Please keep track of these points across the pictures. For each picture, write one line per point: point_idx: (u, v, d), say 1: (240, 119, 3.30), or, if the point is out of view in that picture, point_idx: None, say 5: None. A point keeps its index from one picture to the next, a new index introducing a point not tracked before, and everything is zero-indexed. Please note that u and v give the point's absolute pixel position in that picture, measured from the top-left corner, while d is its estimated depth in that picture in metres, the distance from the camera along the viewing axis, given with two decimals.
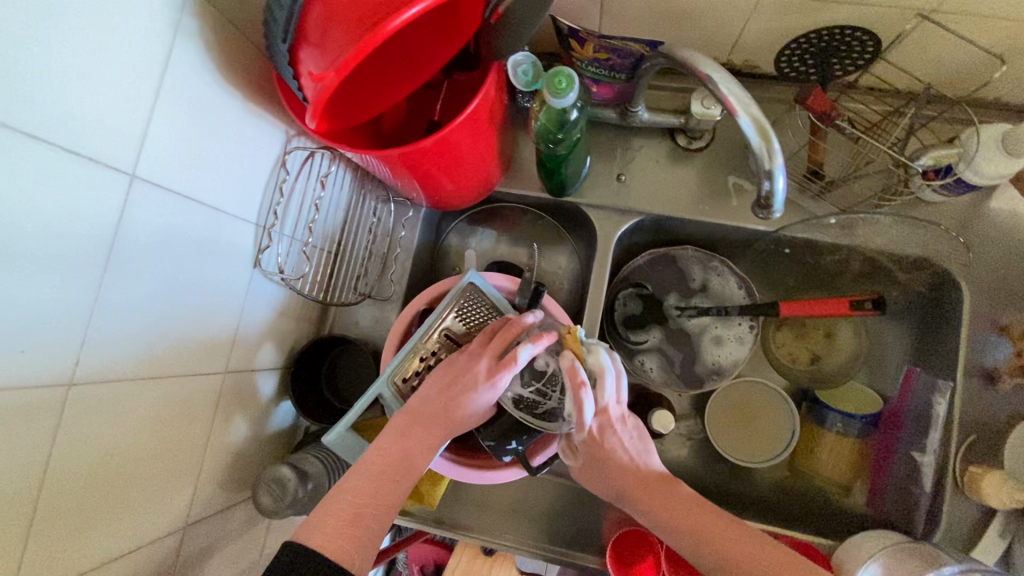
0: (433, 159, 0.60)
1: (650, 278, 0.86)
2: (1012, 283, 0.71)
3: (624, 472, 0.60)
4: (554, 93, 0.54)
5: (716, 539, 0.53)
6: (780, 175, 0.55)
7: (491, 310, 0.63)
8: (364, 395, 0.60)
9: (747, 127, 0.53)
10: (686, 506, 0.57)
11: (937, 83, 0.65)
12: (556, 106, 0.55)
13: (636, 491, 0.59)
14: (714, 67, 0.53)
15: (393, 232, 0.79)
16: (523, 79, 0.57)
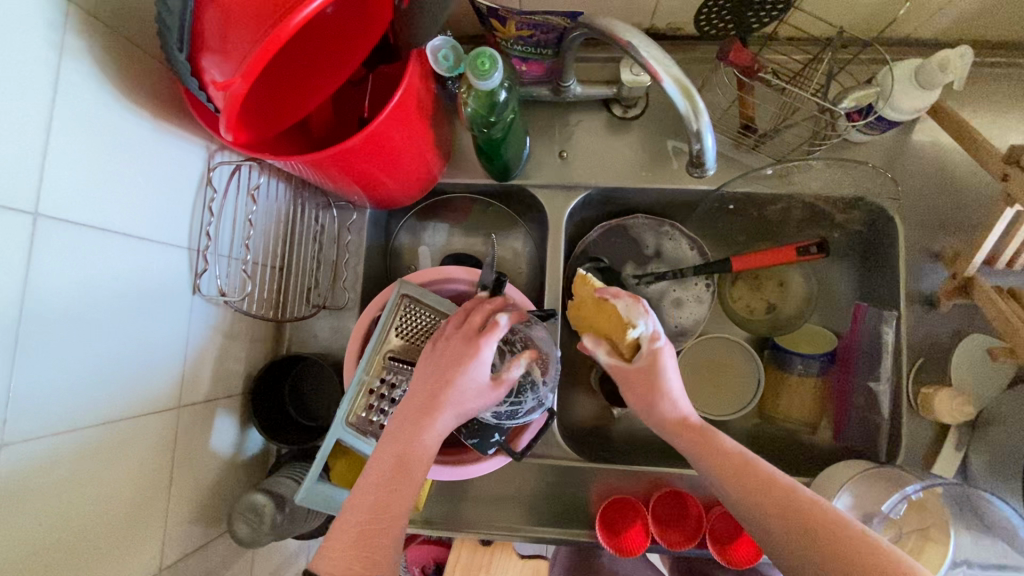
0: (364, 158, 0.60)
1: (606, 250, 0.87)
2: (938, 212, 0.75)
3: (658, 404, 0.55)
4: (478, 76, 0.51)
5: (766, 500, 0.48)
6: (708, 133, 0.55)
7: (424, 318, 0.68)
8: (323, 446, 0.62)
9: (670, 87, 0.52)
10: (721, 454, 0.51)
11: (849, 26, 0.66)
12: (482, 88, 0.53)
13: (669, 426, 0.55)
14: (633, 33, 0.53)
15: (340, 237, 0.79)
16: (444, 64, 0.56)
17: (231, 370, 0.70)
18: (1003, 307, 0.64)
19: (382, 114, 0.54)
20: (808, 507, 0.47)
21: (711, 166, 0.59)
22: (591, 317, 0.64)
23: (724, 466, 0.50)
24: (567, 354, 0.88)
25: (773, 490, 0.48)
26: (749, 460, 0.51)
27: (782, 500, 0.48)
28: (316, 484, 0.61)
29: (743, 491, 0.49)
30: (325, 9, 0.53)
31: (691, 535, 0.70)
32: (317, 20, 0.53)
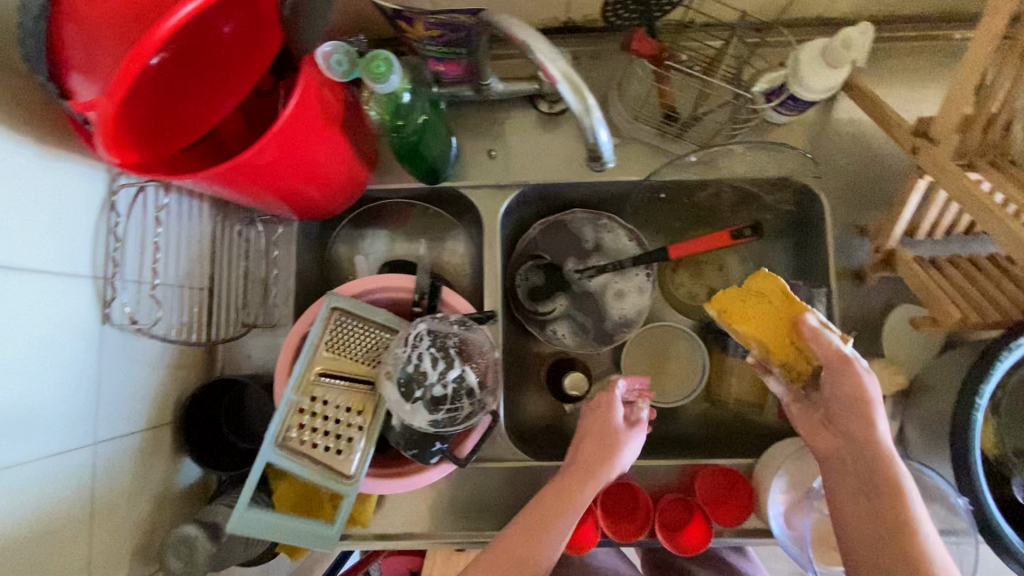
0: (273, 174, 0.58)
1: (547, 247, 0.87)
2: (861, 187, 0.76)
3: (858, 402, 0.52)
4: (374, 79, 0.50)
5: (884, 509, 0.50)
6: (602, 128, 0.53)
7: (356, 329, 0.67)
8: (254, 468, 0.61)
9: (561, 84, 0.50)
10: (888, 474, 0.51)
11: (756, 10, 0.66)
12: (382, 91, 0.52)
13: (856, 429, 0.53)
14: (527, 30, 0.51)
15: (268, 252, 0.76)
16: (339, 69, 0.54)
17: (155, 400, 0.67)
18: (924, 277, 0.65)
19: (279, 125, 0.52)
20: (903, 527, 0.49)
21: (609, 158, 0.57)
22: (763, 317, 0.60)
23: (884, 478, 0.51)
24: (514, 355, 0.86)
25: (909, 517, 0.49)
26: (898, 476, 0.50)
27: (879, 517, 0.50)
28: (249, 508, 0.59)
29: (863, 503, 0.52)
30: (223, 30, 0.54)
31: (642, 525, 0.70)
32: (215, 43, 0.54)
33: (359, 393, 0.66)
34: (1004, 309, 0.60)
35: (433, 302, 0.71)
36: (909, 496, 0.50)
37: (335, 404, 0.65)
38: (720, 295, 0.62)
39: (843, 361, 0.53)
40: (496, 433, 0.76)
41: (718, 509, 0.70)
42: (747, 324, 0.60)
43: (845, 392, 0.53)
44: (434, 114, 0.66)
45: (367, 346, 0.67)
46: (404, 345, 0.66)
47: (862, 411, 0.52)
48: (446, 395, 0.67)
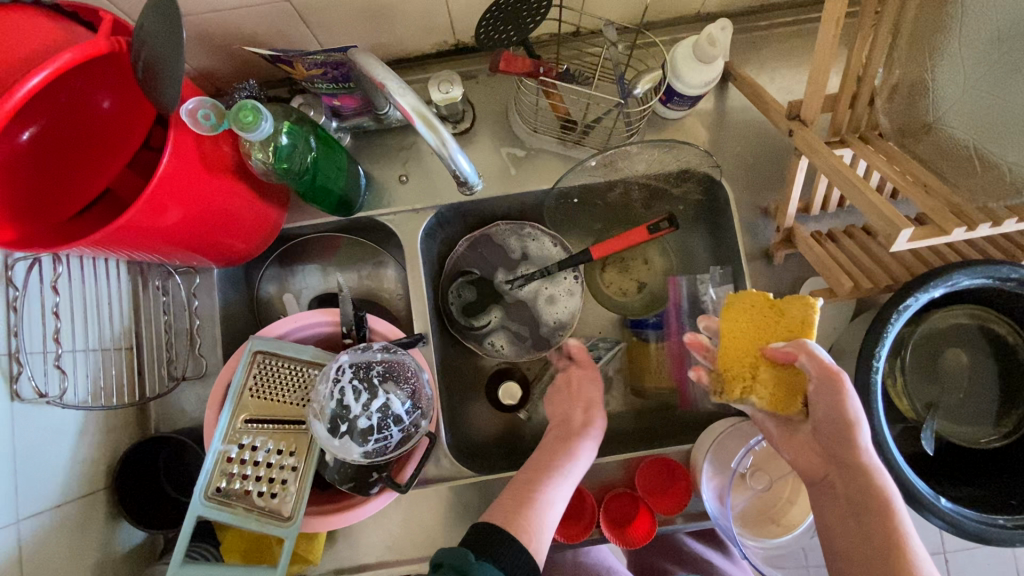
0: (164, 231, 0.57)
1: (476, 262, 0.87)
2: (761, 169, 0.78)
3: (837, 413, 0.52)
4: (244, 128, 0.55)
5: (878, 516, 0.50)
6: (458, 156, 0.57)
7: (281, 372, 0.67)
8: (184, 524, 0.61)
9: (415, 122, 0.53)
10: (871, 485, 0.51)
11: (619, 19, 0.72)
12: (256, 137, 0.57)
13: (842, 449, 0.53)
14: (387, 72, 0.53)
15: (188, 304, 0.75)
16: (208, 124, 0.55)
17: (83, 467, 0.66)
18: (820, 251, 0.68)
19: (154, 182, 0.51)
20: (889, 532, 0.49)
21: (474, 182, 0.62)
22: (751, 323, 0.60)
23: (869, 480, 0.51)
24: (456, 372, 0.86)
25: (891, 520, 0.50)
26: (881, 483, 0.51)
27: (859, 520, 0.51)
28: (182, 564, 0.60)
29: (847, 509, 0.53)
30: (101, 103, 0.55)
31: (587, 525, 0.70)
32: (92, 114, 0.55)
33: (289, 433, 0.66)
34: (892, 275, 0.64)
35: (361, 332, 0.70)
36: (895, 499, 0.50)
37: (265, 448, 0.65)
38: (731, 294, 0.63)
39: (835, 385, 0.51)
40: (439, 453, 0.76)
41: (659, 498, 0.71)
42: (729, 318, 0.62)
43: (831, 411, 0.52)
44: (327, 149, 0.68)
45: (293, 384, 0.67)
46: (328, 383, 0.66)
47: (846, 429, 0.52)
48: (373, 425, 0.67)
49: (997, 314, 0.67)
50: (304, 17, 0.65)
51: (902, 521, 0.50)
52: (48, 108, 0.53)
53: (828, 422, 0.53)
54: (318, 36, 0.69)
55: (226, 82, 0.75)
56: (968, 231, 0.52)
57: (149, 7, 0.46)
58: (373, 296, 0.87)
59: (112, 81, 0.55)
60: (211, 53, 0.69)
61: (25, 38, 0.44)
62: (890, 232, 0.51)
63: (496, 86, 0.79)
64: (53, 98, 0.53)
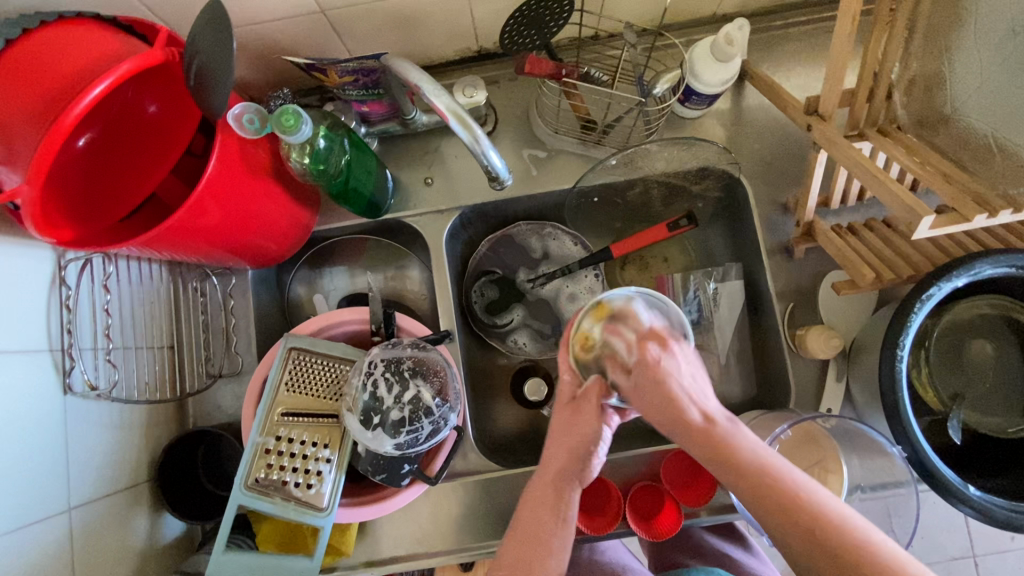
0: (206, 232, 0.59)
1: (497, 262, 0.88)
2: (779, 166, 0.80)
3: (679, 424, 0.45)
4: (285, 131, 0.58)
5: (752, 482, 0.42)
6: (491, 152, 0.60)
7: (316, 367, 0.69)
8: (226, 513, 0.63)
9: (449, 121, 0.56)
10: (733, 467, 0.43)
11: (636, 23, 0.74)
12: (295, 141, 0.59)
13: (677, 428, 0.46)
14: (422, 75, 0.56)
15: (224, 303, 0.78)
16: (252, 127, 0.58)
17: (127, 460, 0.69)
18: (840, 243, 0.68)
19: (201, 185, 0.54)
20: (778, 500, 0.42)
21: (505, 177, 0.63)
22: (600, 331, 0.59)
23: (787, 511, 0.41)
24: (479, 369, 0.88)
25: (856, 542, 0.40)
26: (803, 500, 0.41)
27: (824, 549, 0.40)
28: (224, 551, 0.62)
29: (803, 546, 0.41)
30: (149, 109, 0.59)
31: (612, 519, 0.71)
32: (141, 120, 0.59)
33: (323, 427, 0.68)
34: (914, 266, 0.65)
35: (389, 330, 0.72)
36: (840, 514, 0.41)
37: (301, 440, 0.67)
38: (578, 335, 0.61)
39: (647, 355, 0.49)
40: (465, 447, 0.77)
41: (685, 491, 0.72)
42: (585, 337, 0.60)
43: (660, 402, 0.46)
44: (359, 153, 0.71)
45: (327, 379, 0.70)
46: (360, 375, 0.69)
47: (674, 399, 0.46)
48: (405, 417, 0.70)
49: (1019, 303, 0.67)
50: (336, 27, 0.68)
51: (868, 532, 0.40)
52: (101, 116, 0.57)
53: (672, 408, 0.46)
54: (348, 45, 0.72)
55: (259, 91, 0.79)
56: (991, 217, 0.52)
57: (201, 19, 0.49)
58: (399, 296, 0.89)
59: (160, 88, 0.59)
60: (250, 64, 0.73)
61: (88, 50, 0.48)
62: (912, 221, 0.52)
63: (517, 90, 0.82)
64: (106, 106, 0.57)
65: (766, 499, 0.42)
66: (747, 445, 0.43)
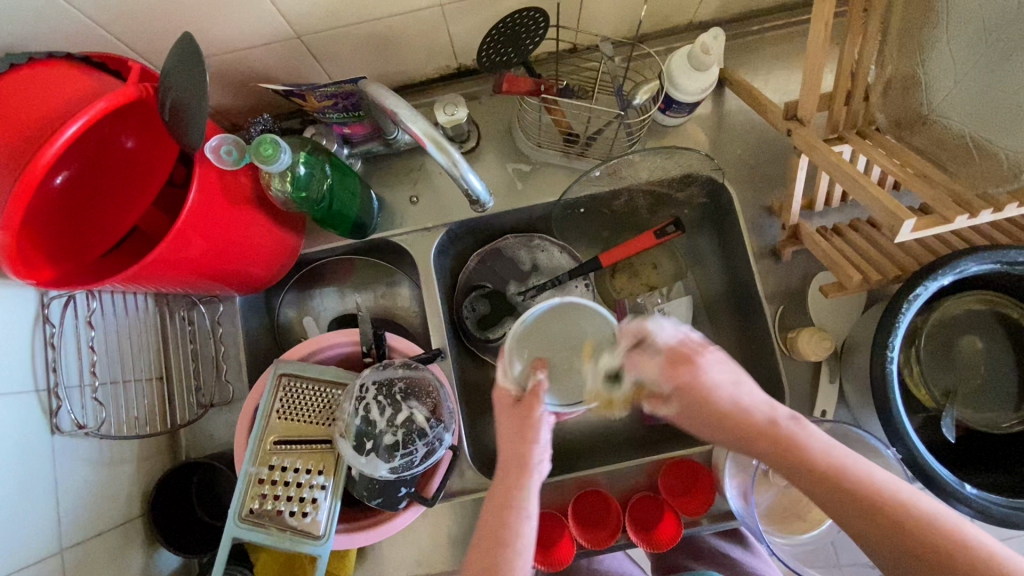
0: (190, 263, 0.59)
1: (487, 276, 0.88)
2: (762, 170, 0.80)
3: (741, 426, 0.48)
4: (264, 161, 0.58)
5: (808, 463, 0.47)
6: (469, 175, 0.59)
7: (308, 395, 0.69)
8: (221, 545, 0.63)
9: (427, 145, 0.56)
10: (800, 455, 0.47)
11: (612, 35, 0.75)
12: (275, 169, 0.59)
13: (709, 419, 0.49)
14: (399, 101, 0.56)
15: (213, 330, 0.78)
16: (230, 159, 0.58)
17: (120, 497, 0.68)
18: (826, 246, 0.69)
19: (182, 217, 0.54)
20: (847, 486, 0.46)
21: (485, 201, 0.64)
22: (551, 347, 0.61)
23: (852, 496, 0.45)
24: (473, 385, 0.87)
25: (927, 521, 0.44)
26: (866, 487, 0.46)
27: (893, 535, 0.45)
28: None
29: (878, 535, 0.45)
30: (127, 144, 0.59)
31: (613, 531, 0.71)
32: (119, 155, 0.59)
33: (317, 453, 0.68)
34: (901, 266, 0.65)
35: (381, 350, 0.71)
36: (902, 490, 0.46)
37: (294, 468, 0.66)
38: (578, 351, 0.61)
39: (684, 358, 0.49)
40: (462, 465, 0.76)
41: (683, 499, 0.71)
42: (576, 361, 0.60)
43: (700, 414, 0.49)
44: (341, 175, 0.71)
45: (318, 405, 0.69)
46: (353, 401, 0.68)
47: (706, 398, 0.48)
48: (398, 441, 0.69)
49: (1005, 295, 0.67)
50: (314, 52, 0.68)
51: (928, 508, 0.45)
52: (78, 153, 0.56)
53: (721, 424, 0.49)
54: (327, 68, 0.72)
55: (240, 117, 0.78)
56: (970, 218, 0.53)
57: (174, 53, 0.49)
58: (389, 314, 0.88)
59: (138, 123, 0.59)
60: (229, 91, 0.72)
61: (61, 91, 0.48)
62: (894, 224, 0.52)
63: (499, 105, 0.82)
64: (82, 141, 0.57)
65: (845, 495, 0.46)
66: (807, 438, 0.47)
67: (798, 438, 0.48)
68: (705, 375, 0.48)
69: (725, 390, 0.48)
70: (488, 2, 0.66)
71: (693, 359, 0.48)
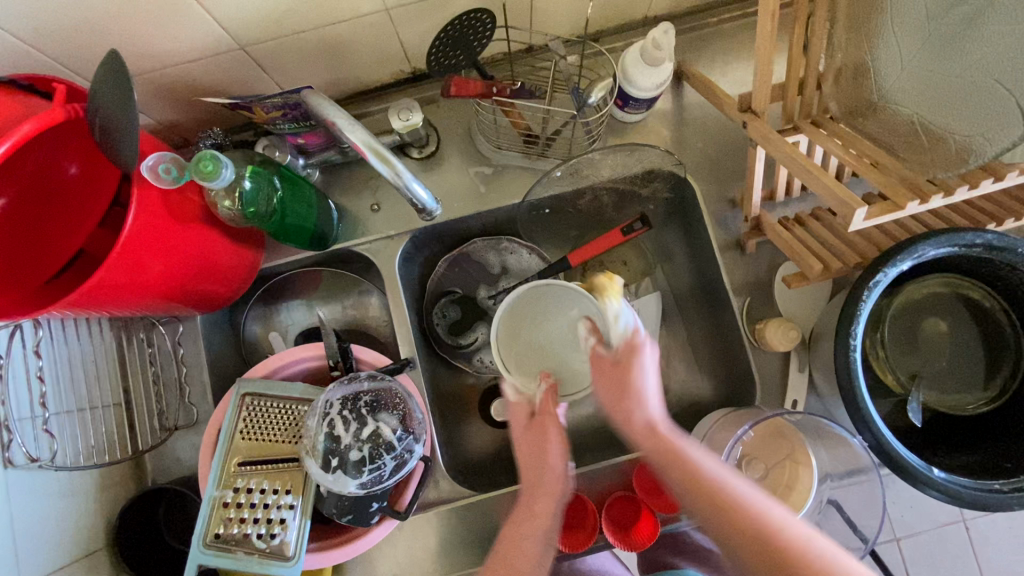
0: (138, 286, 0.57)
1: (457, 281, 0.87)
2: (724, 163, 0.80)
3: (631, 424, 0.50)
4: (205, 178, 0.56)
5: (704, 486, 0.47)
6: (415, 184, 0.59)
7: (273, 415, 0.67)
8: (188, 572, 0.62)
9: (368, 157, 0.54)
10: (689, 472, 0.47)
11: (565, 34, 0.74)
12: (219, 186, 0.58)
13: (620, 415, 0.50)
14: (341, 112, 0.55)
15: (174, 353, 0.75)
16: (171, 177, 0.56)
17: (80, 528, 0.66)
18: (787, 237, 0.69)
19: (123, 239, 0.52)
20: (714, 503, 0.47)
21: (434, 208, 0.63)
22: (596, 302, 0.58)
23: (712, 501, 0.47)
24: (447, 393, 0.86)
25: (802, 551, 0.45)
26: (752, 514, 0.46)
27: (769, 561, 0.45)
28: None
29: (754, 554, 0.46)
30: (67, 169, 0.58)
31: (590, 533, 0.70)
32: (59, 181, 0.57)
33: (284, 473, 0.66)
34: (861, 253, 0.65)
35: (348, 363, 0.70)
36: (746, 501, 0.47)
37: (260, 489, 0.65)
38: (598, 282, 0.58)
39: (633, 355, 0.50)
40: (438, 474, 0.75)
41: (658, 498, 0.70)
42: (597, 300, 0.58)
43: (614, 392, 0.50)
44: (295, 187, 0.69)
45: (284, 422, 0.67)
46: (317, 417, 0.67)
47: (638, 402, 0.49)
48: (366, 456, 0.68)
49: (966, 278, 0.68)
50: (260, 62, 0.66)
51: (779, 517, 0.46)
52: (15, 181, 0.55)
53: (627, 424, 0.50)
54: (277, 79, 0.70)
55: (191, 132, 0.77)
56: (923, 203, 0.53)
57: (104, 70, 0.47)
58: (358, 325, 0.87)
59: (76, 146, 0.57)
60: (176, 106, 0.70)
61: None
62: (846, 214, 0.52)
63: (457, 109, 0.81)
64: (19, 169, 0.55)
65: (727, 510, 0.47)
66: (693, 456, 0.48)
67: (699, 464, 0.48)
68: (643, 362, 0.50)
69: (651, 384, 0.50)
70: (436, 5, 0.65)
71: (637, 348, 0.50)
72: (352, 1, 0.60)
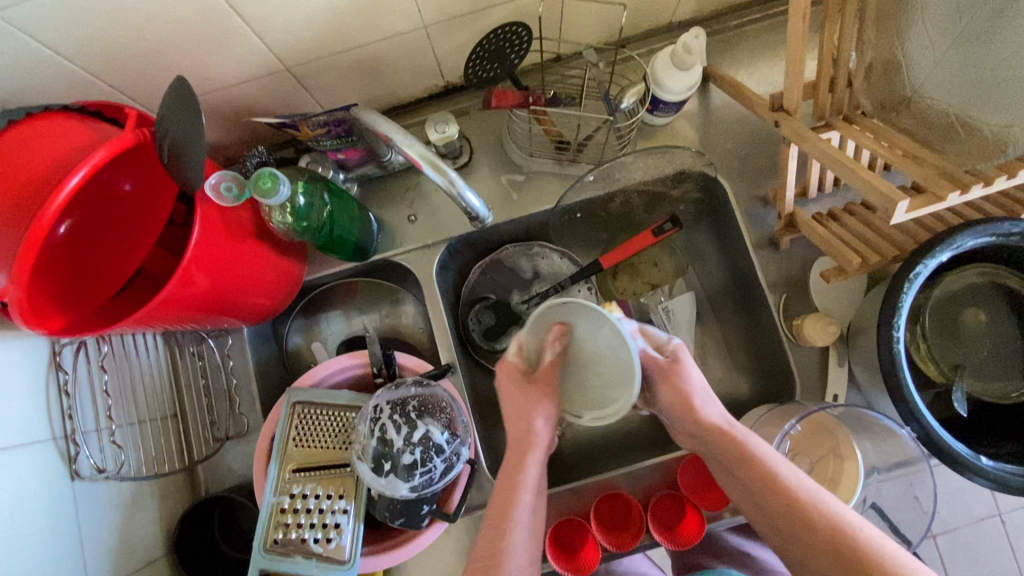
0: (197, 299, 0.59)
1: (490, 287, 0.88)
2: (753, 162, 0.81)
3: (693, 420, 0.56)
4: (263, 195, 0.59)
5: (771, 481, 0.51)
6: (466, 193, 0.61)
7: (324, 422, 0.69)
8: None
9: (423, 167, 0.57)
10: (763, 475, 0.52)
11: (594, 42, 0.76)
12: (275, 203, 0.60)
13: (691, 421, 0.57)
14: (393, 126, 0.57)
15: (223, 364, 0.77)
16: (231, 196, 0.59)
17: (143, 536, 0.68)
18: (822, 232, 0.69)
19: (187, 255, 0.55)
20: (781, 496, 0.51)
21: (484, 216, 0.65)
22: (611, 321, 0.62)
23: (774, 488, 0.51)
24: (486, 396, 0.87)
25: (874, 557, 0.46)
26: (815, 508, 0.49)
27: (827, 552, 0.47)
28: None
29: (816, 554, 0.48)
30: (125, 188, 0.60)
31: (636, 533, 0.71)
32: (120, 200, 0.60)
33: (336, 478, 0.68)
34: (897, 246, 0.66)
35: (390, 370, 0.72)
36: (823, 500, 0.50)
37: (315, 494, 0.66)
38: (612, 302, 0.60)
39: (668, 363, 0.58)
40: (483, 478, 0.77)
41: (700, 495, 0.71)
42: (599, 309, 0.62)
43: (679, 400, 0.57)
44: (340, 201, 0.72)
45: (335, 428, 0.69)
46: (367, 422, 0.68)
47: (694, 404, 0.56)
48: (417, 460, 0.69)
49: (1005, 267, 0.68)
50: (303, 82, 0.69)
51: (852, 520, 0.49)
52: (81, 202, 0.57)
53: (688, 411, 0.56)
54: (317, 97, 0.73)
55: (234, 151, 0.79)
56: (963, 194, 0.53)
57: (171, 95, 0.50)
58: (396, 333, 0.89)
59: (135, 167, 0.60)
60: (222, 127, 0.73)
61: (62, 143, 0.49)
62: (887, 207, 0.53)
63: (488, 119, 0.83)
64: (82, 190, 0.58)
65: (791, 507, 0.50)
66: (756, 446, 0.54)
67: (771, 466, 0.52)
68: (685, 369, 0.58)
69: (699, 388, 0.57)
70: (470, 20, 0.67)
71: (680, 354, 0.58)
72: (392, 21, 0.63)
